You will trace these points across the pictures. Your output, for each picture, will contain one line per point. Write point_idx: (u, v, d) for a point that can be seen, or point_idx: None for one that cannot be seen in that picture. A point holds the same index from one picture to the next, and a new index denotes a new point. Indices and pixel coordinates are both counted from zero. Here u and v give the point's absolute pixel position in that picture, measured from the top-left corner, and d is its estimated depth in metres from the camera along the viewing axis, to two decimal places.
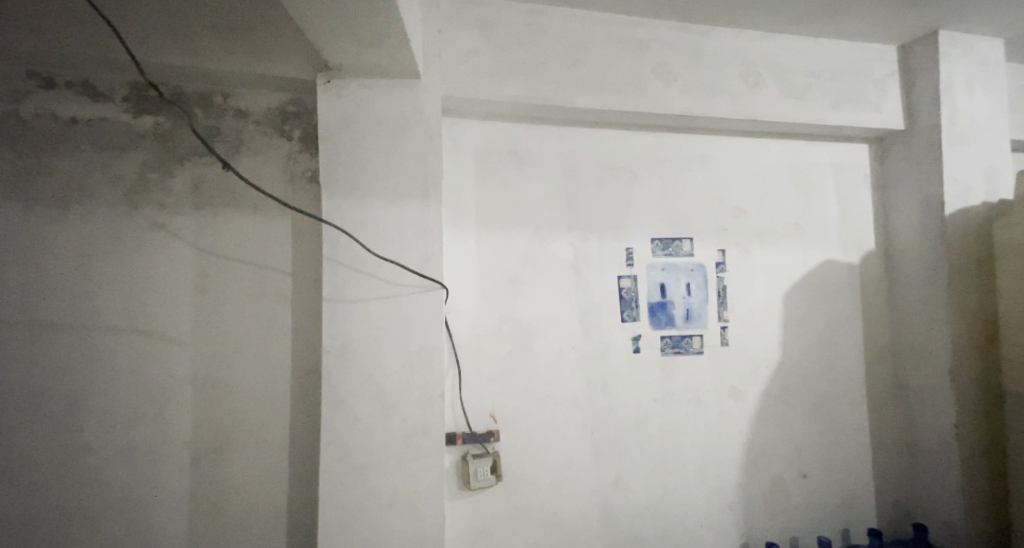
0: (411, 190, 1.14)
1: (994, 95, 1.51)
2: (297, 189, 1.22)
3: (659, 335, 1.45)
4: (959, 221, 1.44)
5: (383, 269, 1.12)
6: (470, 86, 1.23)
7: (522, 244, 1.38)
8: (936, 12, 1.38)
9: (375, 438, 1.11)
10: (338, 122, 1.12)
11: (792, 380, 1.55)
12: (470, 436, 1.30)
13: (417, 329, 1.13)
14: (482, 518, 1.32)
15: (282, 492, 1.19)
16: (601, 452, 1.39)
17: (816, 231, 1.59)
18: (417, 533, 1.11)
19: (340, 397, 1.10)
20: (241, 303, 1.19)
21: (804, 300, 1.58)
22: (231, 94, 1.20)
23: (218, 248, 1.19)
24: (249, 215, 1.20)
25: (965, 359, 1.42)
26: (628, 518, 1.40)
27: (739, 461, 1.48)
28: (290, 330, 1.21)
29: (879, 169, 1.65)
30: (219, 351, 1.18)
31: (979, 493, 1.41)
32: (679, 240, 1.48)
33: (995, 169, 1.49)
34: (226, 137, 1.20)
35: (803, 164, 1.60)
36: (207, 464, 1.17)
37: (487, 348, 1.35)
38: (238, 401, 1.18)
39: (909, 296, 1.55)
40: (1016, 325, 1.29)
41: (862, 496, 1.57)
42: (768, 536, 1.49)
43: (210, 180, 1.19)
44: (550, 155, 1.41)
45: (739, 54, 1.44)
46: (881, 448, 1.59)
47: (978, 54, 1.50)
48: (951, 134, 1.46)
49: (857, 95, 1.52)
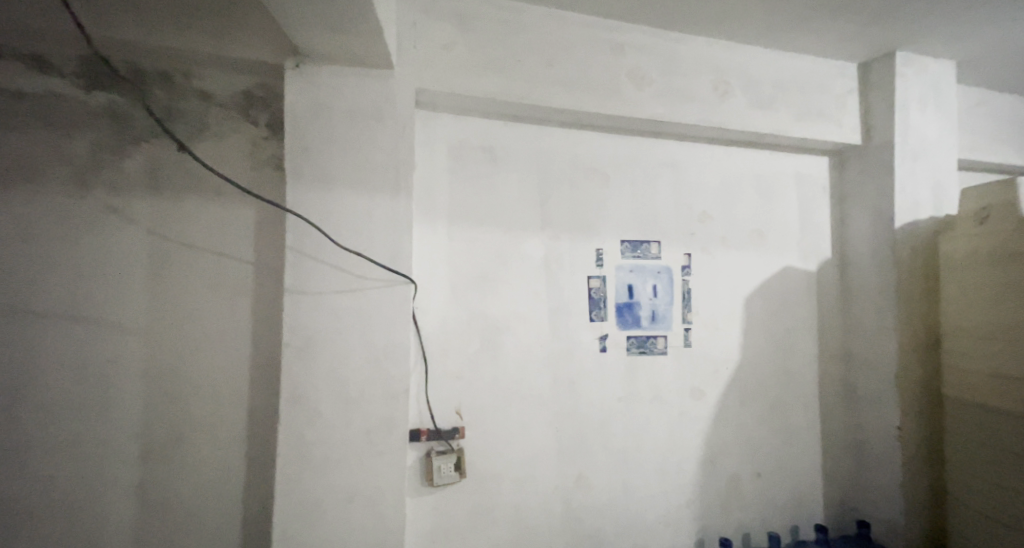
0: (381, 180, 1.15)
1: (945, 115, 1.60)
2: (262, 174, 1.22)
3: (626, 336, 1.47)
4: (908, 233, 1.52)
5: (348, 259, 1.12)
6: (446, 79, 1.23)
7: (493, 241, 1.38)
8: (896, 33, 1.45)
9: (335, 429, 1.10)
10: (308, 108, 1.12)
11: (751, 382, 1.59)
12: (435, 433, 1.29)
13: (382, 324, 1.14)
14: (445, 515, 1.30)
15: (237, 478, 1.19)
16: (564, 448, 1.41)
17: (777, 240, 1.64)
18: (375, 522, 1.11)
19: (301, 391, 1.10)
20: (197, 293, 1.19)
21: (766, 306, 1.62)
22: (194, 74, 1.19)
23: (175, 237, 1.18)
24: (211, 199, 1.20)
25: (908, 365, 1.51)
26: (589, 514, 1.42)
27: (698, 459, 1.52)
28: (248, 318, 1.20)
29: (837, 182, 1.72)
30: (171, 343, 1.17)
31: (917, 491, 1.49)
32: (647, 243, 1.51)
33: (943, 185, 1.57)
34: (187, 118, 1.19)
35: (768, 175, 1.65)
36: (156, 459, 1.16)
37: (456, 345, 1.34)
38: (190, 390, 1.18)
39: (864, 304, 1.62)
40: (953, 333, 1.35)
41: (813, 496, 1.63)
42: (722, 532, 1.53)
43: (169, 163, 1.18)
44: (524, 153, 1.41)
45: (710, 63, 1.47)
46: (832, 450, 1.65)
47: (931, 76, 1.59)
48: (904, 152, 1.54)
49: (817, 109, 1.58)
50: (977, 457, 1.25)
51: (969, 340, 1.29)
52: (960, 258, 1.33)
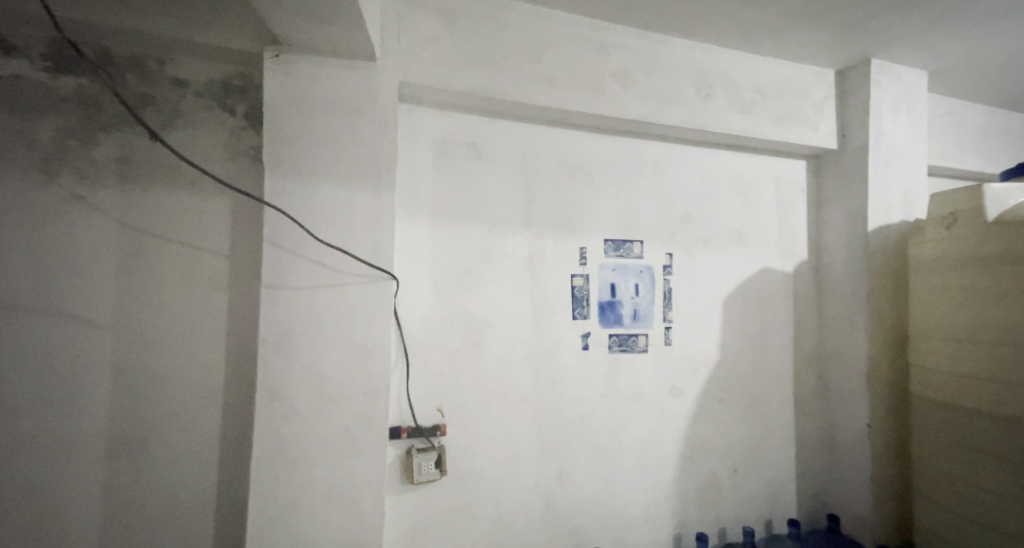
0: (362, 174, 1.13)
1: (916, 122, 1.65)
2: (239, 165, 1.19)
3: (607, 334, 1.49)
4: (879, 237, 1.57)
5: (327, 254, 1.10)
6: (430, 74, 1.22)
7: (477, 238, 1.37)
8: (872, 42, 1.49)
9: (312, 426, 1.09)
10: (288, 99, 1.10)
11: (729, 380, 1.62)
12: (415, 430, 1.28)
13: (362, 320, 1.12)
14: (425, 513, 1.29)
15: (209, 477, 1.16)
16: (545, 444, 1.41)
17: (755, 241, 1.68)
18: (353, 520, 1.10)
19: (278, 388, 1.07)
20: (169, 287, 1.15)
21: (744, 306, 1.66)
22: (169, 60, 1.15)
23: (146, 228, 1.14)
24: (185, 190, 1.16)
25: (877, 364, 1.56)
26: (569, 510, 1.43)
27: (676, 456, 1.54)
28: (222, 313, 1.17)
29: (814, 185, 1.76)
30: (141, 337, 1.13)
31: (884, 485, 1.54)
32: (630, 242, 1.52)
33: (914, 190, 1.62)
34: (160, 106, 1.15)
35: (748, 177, 1.68)
36: (124, 457, 1.12)
37: (438, 341, 1.33)
38: (160, 387, 1.14)
39: (838, 304, 1.67)
40: (921, 334, 1.39)
41: (786, 491, 1.67)
42: (699, 527, 1.56)
43: (140, 152, 1.14)
44: (509, 150, 1.41)
45: (693, 65, 1.49)
46: (805, 447, 1.69)
47: (904, 84, 1.64)
48: (877, 157, 1.59)
49: (795, 114, 1.61)
50: (942, 454, 1.29)
51: (935, 341, 1.33)
52: (928, 261, 1.38)
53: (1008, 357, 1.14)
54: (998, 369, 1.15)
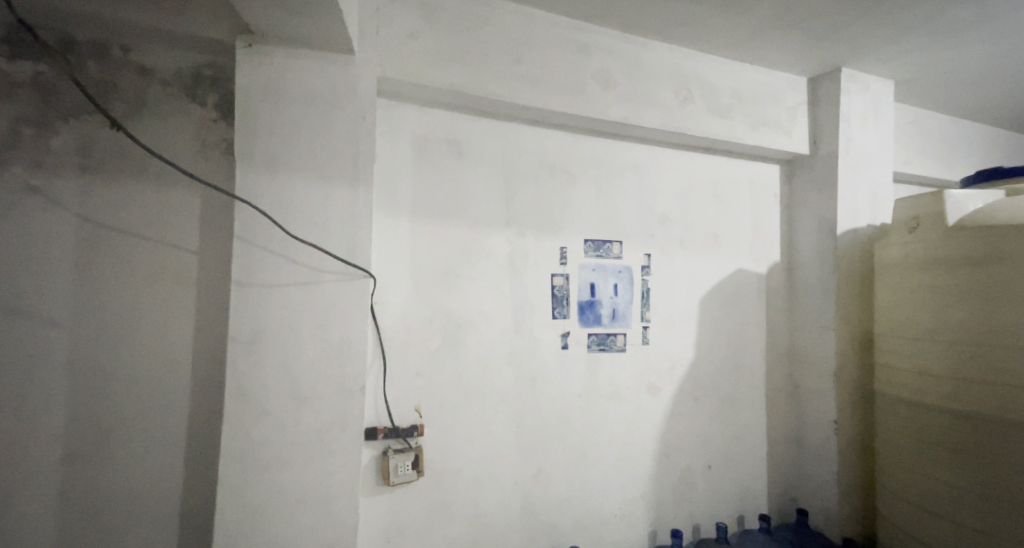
0: (339, 169, 1.10)
1: (883, 130, 1.71)
2: (209, 158, 1.15)
3: (586, 333, 1.49)
4: (847, 240, 1.63)
5: (302, 252, 1.08)
6: (409, 69, 1.20)
7: (457, 236, 1.36)
8: (843, 51, 1.53)
9: (284, 428, 1.06)
10: (262, 91, 1.07)
11: (704, 379, 1.65)
12: (392, 431, 1.26)
13: (338, 319, 1.10)
14: (401, 514, 1.27)
15: (175, 481, 1.11)
16: (523, 443, 1.41)
17: (730, 242, 1.71)
18: (326, 524, 1.07)
19: (248, 389, 1.04)
20: (134, 284, 1.10)
21: (719, 306, 1.69)
22: (134, 48, 1.11)
23: (109, 222, 1.09)
24: (151, 183, 1.12)
25: (844, 363, 1.61)
26: (546, 509, 1.43)
27: (653, 454, 1.56)
28: (190, 310, 1.13)
29: (787, 189, 1.81)
30: (102, 336, 1.08)
31: (850, 481, 1.60)
32: (610, 243, 1.53)
33: (881, 195, 1.68)
34: (125, 95, 1.10)
35: (724, 180, 1.71)
36: (83, 462, 1.07)
37: (416, 341, 1.31)
38: (123, 388, 1.09)
39: (808, 305, 1.72)
40: (885, 334, 1.44)
41: (758, 487, 1.71)
42: (673, 524, 1.58)
43: (103, 142, 1.09)
44: (490, 149, 1.40)
45: (673, 69, 1.51)
46: (776, 443, 1.74)
47: (872, 93, 1.69)
48: (846, 163, 1.64)
49: (769, 119, 1.65)
50: (905, 450, 1.34)
51: (898, 341, 1.38)
52: (892, 264, 1.43)
53: (967, 356, 1.18)
54: (960, 368, 1.20)
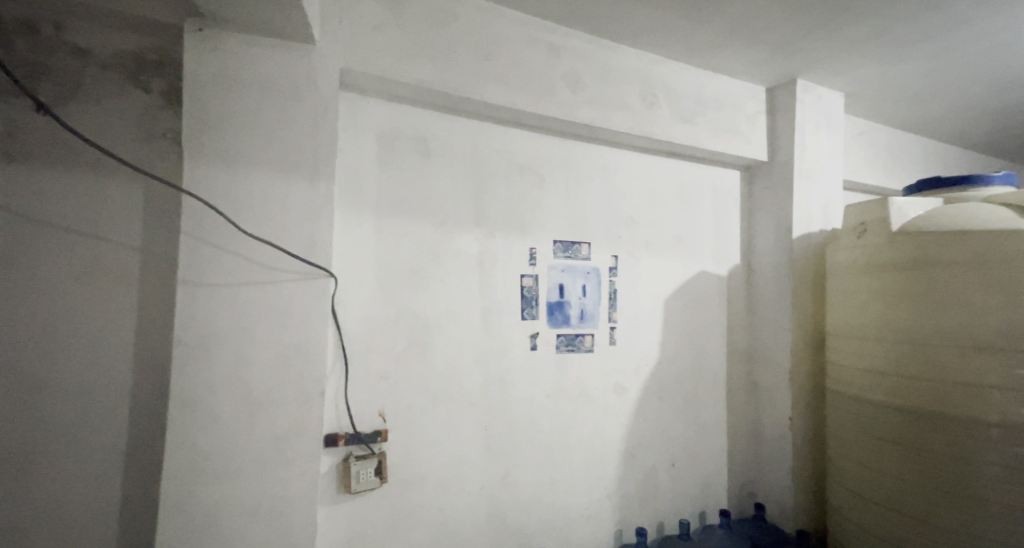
0: (299, 164, 1.05)
1: (834, 140, 1.79)
2: (154, 148, 1.07)
3: (555, 334, 1.49)
4: (802, 244, 1.70)
5: (257, 250, 1.02)
6: (375, 63, 1.16)
7: (424, 235, 1.33)
8: (798, 63, 1.60)
9: (236, 436, 1.00)
10: (214, 79, 1.00)
11: (668, 378, 1.68)
12: (353, 437, 1.21)
13: (296, 320, 1.05)
14: (363, 523, 1.23)
15: (112, 495, 1.03)
16: (491, 445, 1.39)
17: (694, 245, 1.75)
18: (282, 536, 1.02)
19: (196, 395, 0.97)
20: (67, 283, 1.01)
21: (683, 307, 1.73)
22: (70, 27, 1.02)
23: (38, 216, 1.00)
24: (88, 173, 1.03)
25: (800, 362, 1.68)
26: (514, 511, 1.41)
27: (619, 453, 1.58)
28: (131, 312, 1.05)
29: (746, 194, 1.88)
30: (28, 341, 0.99)
31: (804, 475, 1.67)
32: (578, 244, 1.54)
33: (832, 202, 1.77)
34: (57, 77, 1.01)
35: (688, 183, 1.75)
36: (4, 478, 0.97)
37: (380, 344, 1.27)
38: (52, 397, 1.00)
39: (766, 306, 1.78)
40: (837, 333, 1.51)
41: (719, 483, 1.75)
42: (639, 522, 1.60)
43: (30, 128, 1.00)
44: (459, 147, 1.38)
45: (640, 74, 1.54)
46: (736, 440, 1.80)
47: (824, 104, 1.78)
48: (801, 170, 1.71)
49: (731, 126, 1.70)
50: (855, 445, 1.40)
51: (848, 340, 1.45)
52: (842, 267, 1.50)
53: (910, 355, 1.25)
54: (905, 367, 1.26)
